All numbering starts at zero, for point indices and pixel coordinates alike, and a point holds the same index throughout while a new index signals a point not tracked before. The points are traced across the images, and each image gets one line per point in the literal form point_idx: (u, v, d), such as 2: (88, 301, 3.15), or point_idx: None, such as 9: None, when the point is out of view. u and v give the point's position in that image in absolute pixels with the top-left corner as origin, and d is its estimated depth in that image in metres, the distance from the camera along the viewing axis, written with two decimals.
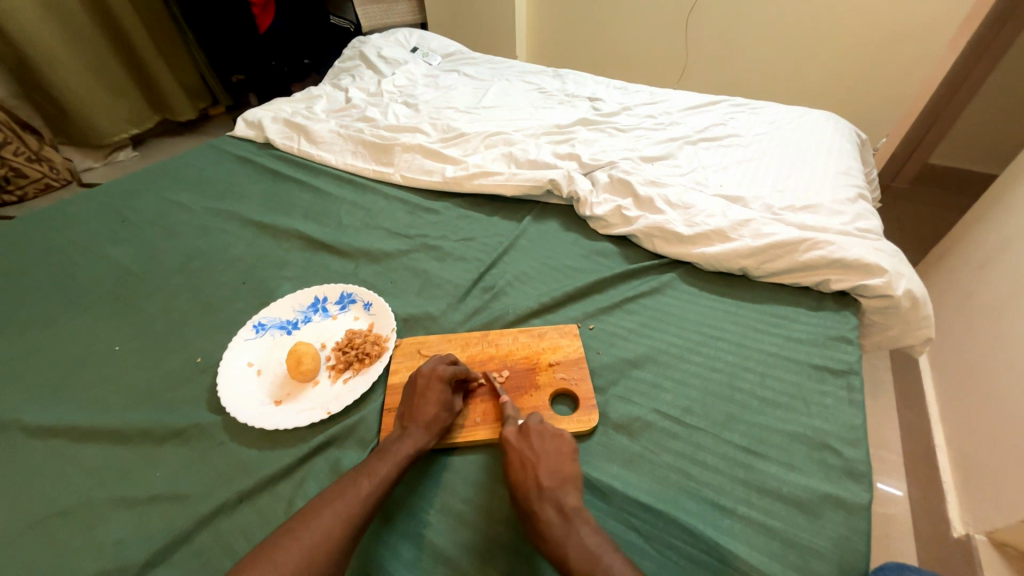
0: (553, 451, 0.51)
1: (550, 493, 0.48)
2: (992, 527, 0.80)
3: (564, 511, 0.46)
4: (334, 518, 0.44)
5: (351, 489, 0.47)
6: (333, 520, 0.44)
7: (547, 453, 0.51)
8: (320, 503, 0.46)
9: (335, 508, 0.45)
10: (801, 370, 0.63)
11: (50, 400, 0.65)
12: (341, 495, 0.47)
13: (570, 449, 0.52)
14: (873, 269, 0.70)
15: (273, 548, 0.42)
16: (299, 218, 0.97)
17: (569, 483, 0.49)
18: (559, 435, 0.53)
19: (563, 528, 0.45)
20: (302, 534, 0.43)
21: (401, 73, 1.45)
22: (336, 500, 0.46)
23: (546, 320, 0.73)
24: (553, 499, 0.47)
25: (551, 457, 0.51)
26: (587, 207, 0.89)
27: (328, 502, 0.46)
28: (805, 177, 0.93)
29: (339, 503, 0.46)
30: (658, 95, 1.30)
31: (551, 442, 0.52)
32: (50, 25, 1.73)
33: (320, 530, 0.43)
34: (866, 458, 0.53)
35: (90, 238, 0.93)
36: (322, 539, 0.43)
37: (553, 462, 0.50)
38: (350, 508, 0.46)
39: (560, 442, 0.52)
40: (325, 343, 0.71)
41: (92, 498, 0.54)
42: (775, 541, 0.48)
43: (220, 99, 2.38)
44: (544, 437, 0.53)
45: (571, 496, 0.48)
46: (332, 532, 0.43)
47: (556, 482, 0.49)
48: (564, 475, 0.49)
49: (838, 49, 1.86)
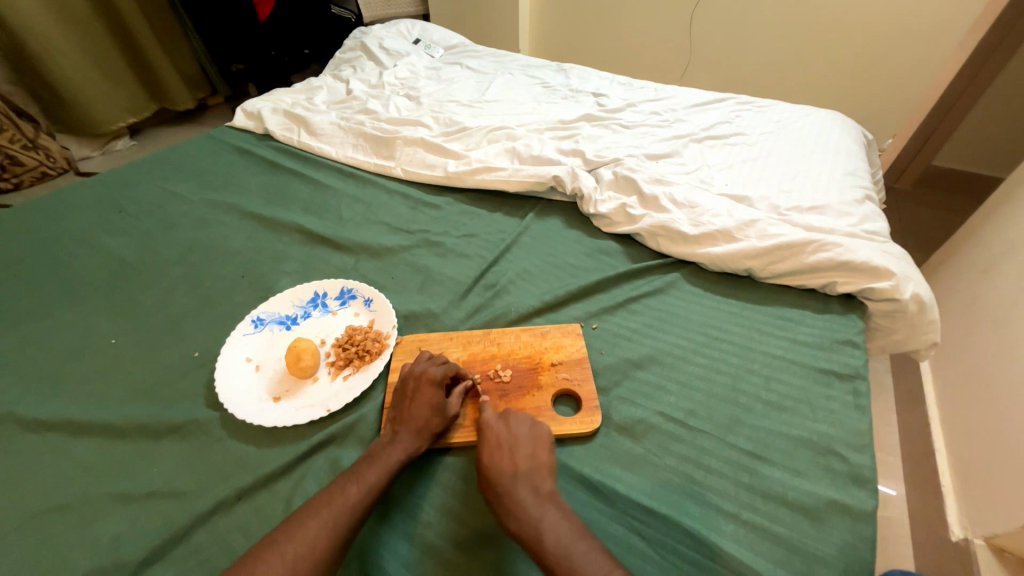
0: (519, 440, 0.52)
1: (514, 478, 0.48)
2: (991, 531, 0.80)
3: (533, 497, 0.47)
4: (318, 531, 0.44)
5: (339, 498, 0.46)
6: (318, 532, 0.44)
7: (517, 439, 0.52)
8: (307, 513, 0.45)
9: (321, 519, 0.45)
10: (807, 374, 0.62)
11: (44, 394, 0.64)
12: (328, 504, 0.46)
13: (541, 437, 0.53)
14: (881, 272, 0.69)
15: (256, 566, 0.41)
16: (299, 211, 0.96)
17: (537, 470, 0.49)
18: (530, 425, 0.54)
19: (525, 516, 0.46)
20: (286, 547, 0.42)
21: (403, 65, 1.43)
22: (323, 510, 0.45)
23: (548, 319, 0.72)
24: (519, 487, 0.48)
25: (518, 444, 0.52)
26: (591, 204, 0.88)
27: (315, 512, 0.45)
28: (811, 178, 0.92)
29: (326, 514, 0.45)
30: (664, 91, 1.29)
31: (517, 436, 0.53)
32: (46, 10, 1.69)
33: (304, 543, 0.43)
34: (872, 464, 0.53)
35: (87, 227, 0.91)
36: (307, 550, 0.42)
37: (519, 451, 0.51)
38: (337, 521, 0.45)
39: (532, 429, 0.54)
40: (324, 340, 0.70)
41: (89, 493, 0.53)
42: (780, 547, 0.47)
43: (219, 89, 2.35)
44: (511, 426, 0.54)
45: (538, 483, 0.48)
46: (316, 544, 0.43)
47: (527, 468, 0.49)
48: (532, 462, 0.50)
49: (847, 44, 1.83)
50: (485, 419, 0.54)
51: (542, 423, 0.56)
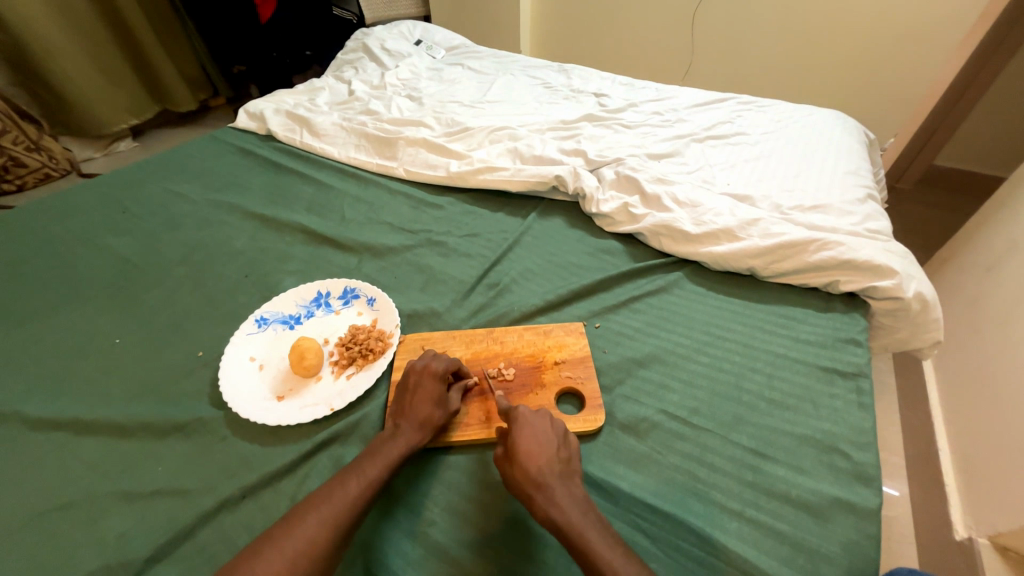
0: (555, 437, 0.51)
1: (554, 476, 0.47)
2: (995, 530, 0.80)
3: (571, 497, 0.46)
4: (318, 525, 0.44)
5: (339, 492, 0.46)
6: (318, 527, 0.44)
7: (549, 440, 0.50)
8: (307, 507, 0.45)
9: (322, 514, 0.44)
10: (810, 372, 0.62)
11: (48, 393, 0.64)
12: (328, 499, 0.46)
13: (571, 440, 0.52)
14: (883, 270, 0.69)
15: (255, 559, 0.41)
16: (302, 211, 0.96)
17: (571, 473, 0.49)
18: (560, 426, 0.53)
19: (567, 513, 0.45)
20: (285, 541, 0.42)
21: (404, 66, 1.43)
22: (323, 505, 0.45)
23: (551, 318, 0.72)
24: (559, 485, 0.46)
25: (556, 441, 0.50)
26: (593, 204, 0.88)
27: (315, 506, 0.45)
28: (813, 177, 0.92)
29: (326, 508, 0.45)
30: (665, 91, 1.29)
31: (552, 432, 0.51)
32: (48, 12, 1.70)
33: (303, 537, 0.43)
34: (876, 461, 0.53)
35: (91, 227, 0.92)
36: (306, 545, 0.42)
37: (555, 449, 0.50)
38: (337, 514, 0.45)
39: (562, 431, 0.52)
40: (327, 339, 0.70)
41: (94, 491, 0.54)
42: (784, 545, 0.47)
43: (221, 90, 2.36)
44: (546, 424, 0.52)
45: (573, 484, 0.48)
46: (316, 538, 0.43)
47: (559, 470, 0.48)
48: (566, 464, 0.49)
49: (848, 44, 1.83)
50: (522, 414, 0.52)
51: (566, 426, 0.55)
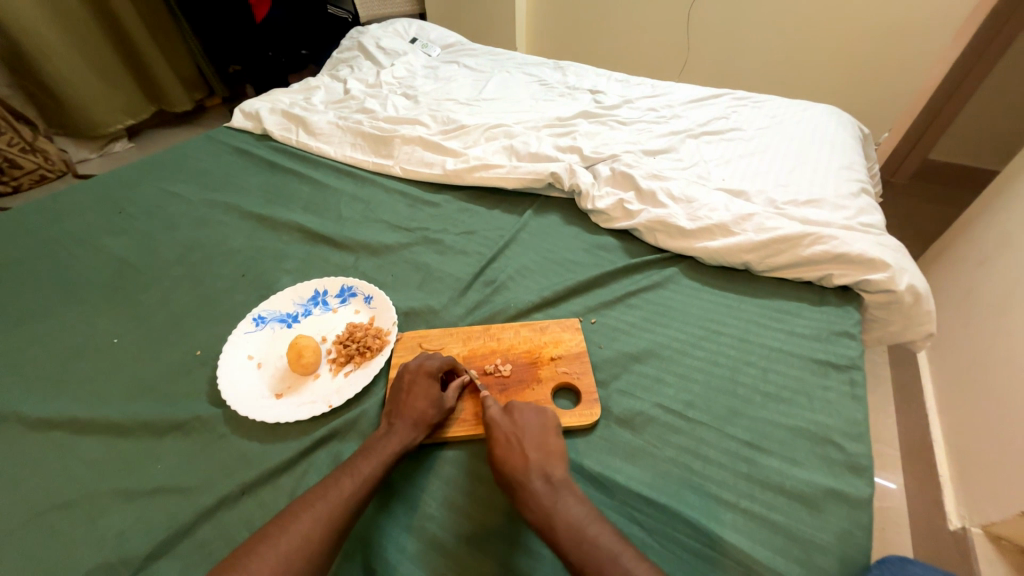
0: (534, 430, 0.52)
1: (533, 468, 0.48)
2: (988, 520, 0.81)
3: (548, 484, 0.47)
4: (311, 522, 0.44)
5: (333, 491, 0.47)
6: (311, 525, 0.44)
7: (527, 432, 0.52)
8: (301, 506, 0.45)
9: (316, 512, 0.45)
10: (804, 365, 0.63)
11: (47, 392, 0.65)
12: (322, 497, 0.46)
13: (551, 430, 0.52)
14: (876, 264, 0.70)
15: (250, 558, 0.41)
16: (298, 210, 0.96)
17: (552, 461, 0.49)
18: (541, 416, 0.54)
19: (545, 503, 0.45)
20: (280, 539, 0.43)
21: (400, 65, 1.43)
22: (317, 503, 0.46)
23: (547, 314, 0.72)
24: (535, 476, 0.48)
25: (534, 435, 0.51)
26: (589, 200, 0.89)
27: (310, 504, 0.45)
28: (807, 172, 0.92)
29: (319, 506, 0.45)
30: (661, 87, 1.30)
31: (531, 427, 0.52)
32: (43, 12, 1.69)
33: (298, 534, 0.43)
34: (869, 453, 0.54)
35: (88, 228, 0.92)
36: (300, 543, 0.43)
37: (535, 441, 0.51)
38: (330, 512, 0.45)
39: (542, 424, 0.53)
40: (325, 337, 0.70)
41: (94, 490, 0.54)
42: (779, 535, 0.48)
43: (217, 90, 2.36)
44: (525, 417, 0.53)
45: (554, 472, 0.48)
46: (309, 536, 0.43)
47: (539, 458, 0.49)
48: (547, 453, 0.50)
49: (842, 40, 1.84)
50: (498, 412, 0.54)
51: (551, 412, 0.55)
